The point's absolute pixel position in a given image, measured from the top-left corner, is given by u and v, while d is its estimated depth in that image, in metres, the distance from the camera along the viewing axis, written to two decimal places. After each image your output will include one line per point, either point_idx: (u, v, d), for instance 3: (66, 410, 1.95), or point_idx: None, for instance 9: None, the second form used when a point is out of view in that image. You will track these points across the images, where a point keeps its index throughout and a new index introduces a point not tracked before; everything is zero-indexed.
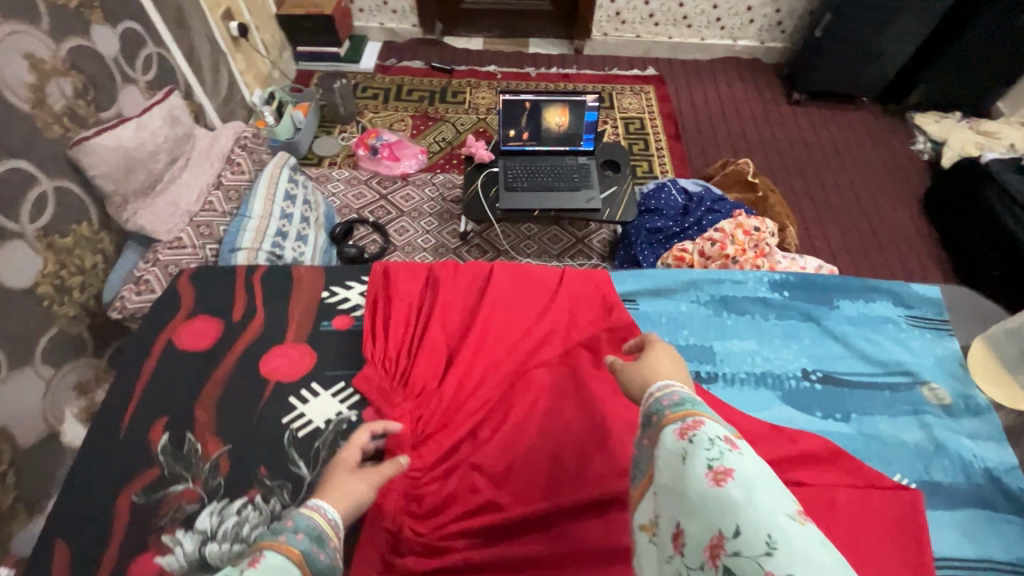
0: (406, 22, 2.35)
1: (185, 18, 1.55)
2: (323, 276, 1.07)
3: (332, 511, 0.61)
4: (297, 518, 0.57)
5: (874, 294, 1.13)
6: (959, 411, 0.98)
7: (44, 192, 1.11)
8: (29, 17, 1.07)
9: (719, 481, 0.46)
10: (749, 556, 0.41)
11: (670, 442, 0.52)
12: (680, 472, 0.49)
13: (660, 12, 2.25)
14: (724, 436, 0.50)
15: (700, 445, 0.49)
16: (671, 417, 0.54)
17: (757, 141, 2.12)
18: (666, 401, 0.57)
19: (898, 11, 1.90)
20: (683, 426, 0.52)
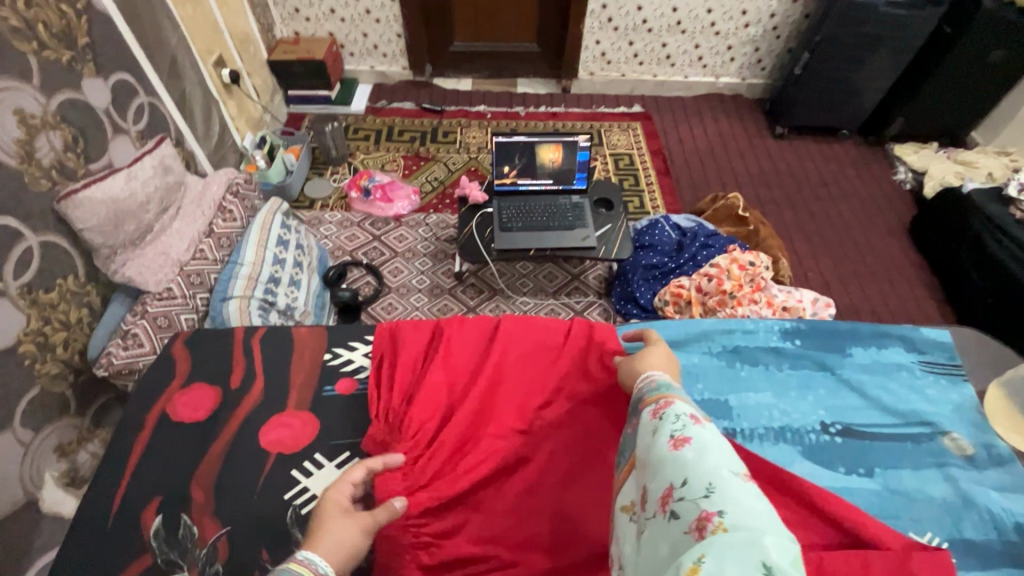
0: (396, 64, 2.39)
1: (178, 66, 1.55)
2: (325, 338, 1.05)
3: (316, 558, 0.61)
4: (278, 573, 0.58)
5: (886, 340, 1.13)
6: (983, 462, 0.97)
7: (29, 248, 1.08)
8: (19, 73, 1.06)
9: (679, 445, 0.58)
10: (691, 498, 0.53)
11: (648, 421, 0.65)
12: (652, 443, 0.62)
13: (644, 51, 2.31)
14: (689, 414, 0.63)
15: (669, 423, 0.62)
16: (648, 402, 0.68)
17: (745, 174, 2.16)
18: (648, 390, 0.72)
19: (873, 49, 1.97)
20: (658, 407, 0.66)
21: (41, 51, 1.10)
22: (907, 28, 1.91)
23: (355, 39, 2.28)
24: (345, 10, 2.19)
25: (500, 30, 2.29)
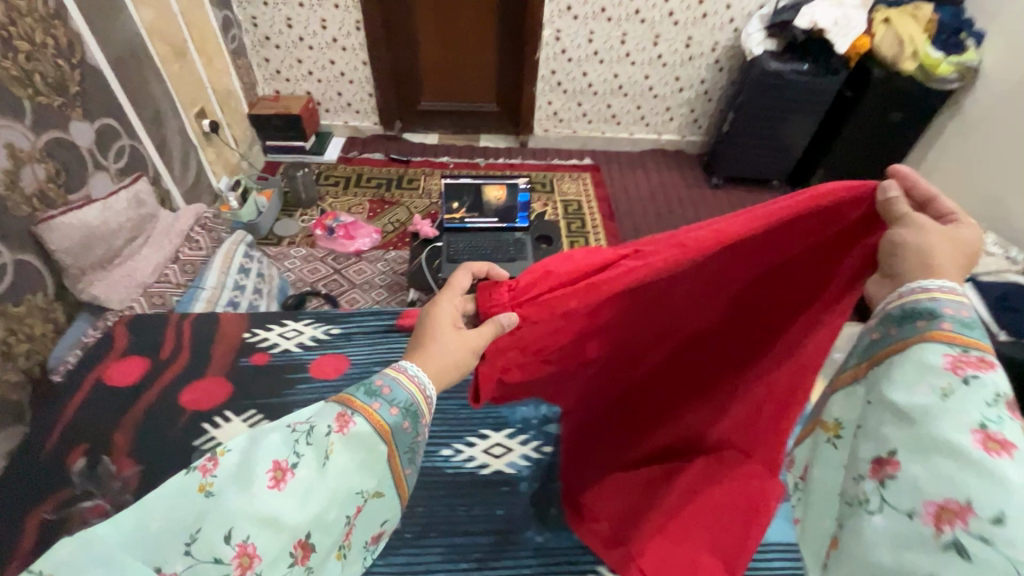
0: (368, 120, 2.62)
1: (161, 116, 1.74)
2: (246, 321, 1.19)
3: (417, 371, 0.67)
4: (393, 387, 0.63)
5: None
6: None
7: (3, 264, 1.20)
8: (14, 114, 1.22)
9: (991, 449, 0.40)
10: (989, 538, 0.37)
11: (933, 365, 0.45)
12: (928, 401, 0.44)
13: (592, 111, 2.58)
14: (1008, 397, 0.43)
15: (973, 394, 0.42)
16: (939, 337, 0.46)
17: (683, 219, 2.36)
18: (946, 311, 0.48)
19: (788, 112, 2.23)
20: (959, 358, 0.45)
21: (36, 97, 1.27)
22: (816, 92, 2.15)
23: (331, 97, 2.53)
24: (321, 72, 2.44)
25: (462, 91, 2.55)
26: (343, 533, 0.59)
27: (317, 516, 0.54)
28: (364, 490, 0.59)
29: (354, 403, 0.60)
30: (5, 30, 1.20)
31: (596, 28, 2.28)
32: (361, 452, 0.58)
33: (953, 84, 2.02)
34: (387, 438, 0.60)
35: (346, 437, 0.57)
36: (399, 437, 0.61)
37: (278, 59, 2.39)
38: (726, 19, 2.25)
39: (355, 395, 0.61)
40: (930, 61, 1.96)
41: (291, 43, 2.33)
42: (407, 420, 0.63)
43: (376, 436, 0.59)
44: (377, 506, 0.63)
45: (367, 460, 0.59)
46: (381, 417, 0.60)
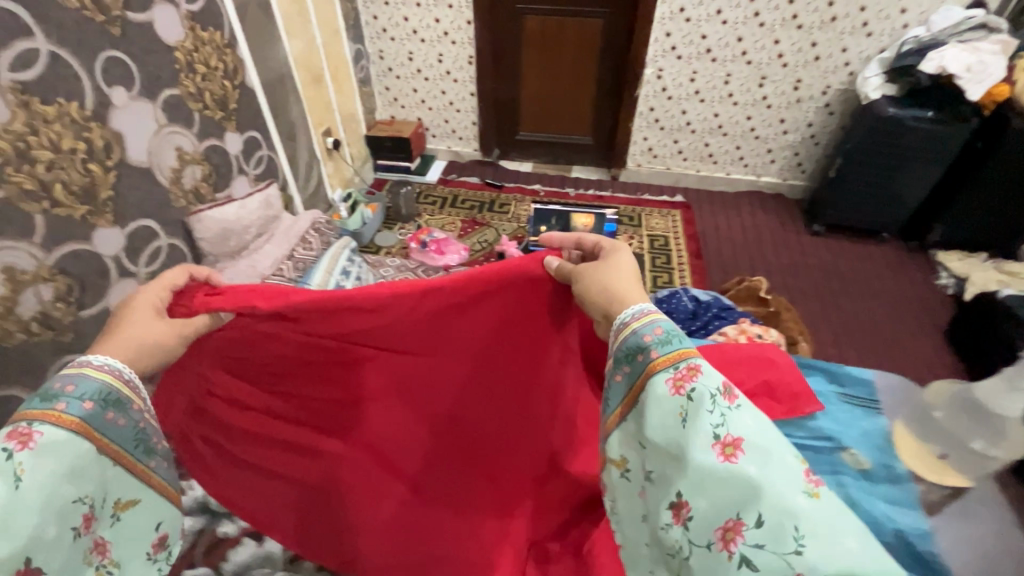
0: (469, 146, 2.80)
1: (295, 132, 1.99)
2: None
3: (107, 358, 0.63)
4: (79, 381, 0.59)
5: None
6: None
7: (159, 246, 1.42)
8: (186, 123, 1.46)
9: (730, 456, 0.48)
10: (774, 545, 0.44)
11: (665, 396, 0.54)
12: (678, 431, 0.52)
13: (688, 149, 2.56)
14: (722, 386, 0.52)
15: (704, 403, 0.51)
16: (662, 363, 0.55)
17: (777, 264, 2.25)
18: (651, 337, 0.58)
19: (908, 160, 2.08)
20: (678, 377, 0.54)
21: (204, 110, 1.52)
22: (939, 141, 1.99)
23: (438, 124, 2.73)
24: (433, 101, 2.66)
25: (561, 124, 2.65)
26: (95, 552, 0.58)
27: (32, 540, 0.51)
28: (86, 497, 0.57)
29: (29, 412, 0.55)
30: (191, 55, 1.45)
31: (699, 68, 2.29)
32: (64, 456, 0.55)
33: None
34: (99, 434, 0.59)
35: (34, 451, 0.53)
36: (96, 424, 0.58)
37: (397, 88, 2.64)
38: (841, 62, 2.16)
39: (27, 407, 0.56)
40: None
41: (409, 74, 2.57)
42: (111, 409, 0.60)
43: (71, 437, 0.56)
44: (139, 506, 0.64)
45: (82, 464, 0.56)
46: (65, 415, 0.56)
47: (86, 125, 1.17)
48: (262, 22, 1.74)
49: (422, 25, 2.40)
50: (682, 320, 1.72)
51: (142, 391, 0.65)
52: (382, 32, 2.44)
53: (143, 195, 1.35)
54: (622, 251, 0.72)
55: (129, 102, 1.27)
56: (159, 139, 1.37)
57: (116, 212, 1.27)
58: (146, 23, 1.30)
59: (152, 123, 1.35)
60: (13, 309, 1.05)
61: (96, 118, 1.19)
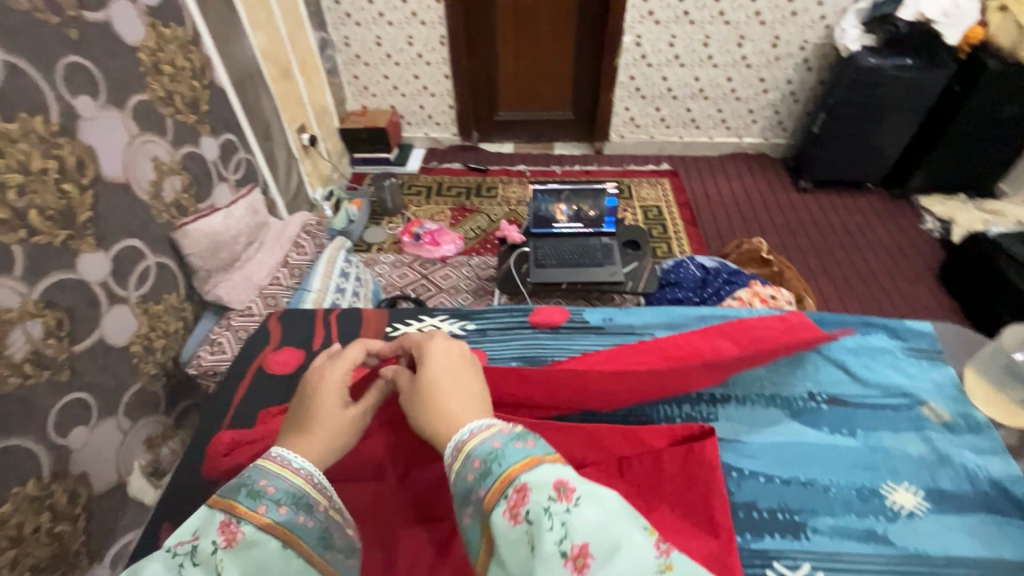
0: (447, 131, 2.71)
1: (270, 131, 1.88)
2: (387, 316, 1.13)
3: (301, 459, 0.60)
4: (273, 480, 0.57)
5: (869, 328, 1.06)
6: (960, 428, 0.89)
7: (147, 266, 1.30)
8: (159, 131, 1.34)
9: (580, 565, 0.42)
10: None
11: (506, 530, 0.46)
12: (526, 559, 0.44)
13: (670, 116, 2.55)
14: (554, 487, 0.47)
15: (541, 522, 0.44)
16: (493, 495, 0.48)
17: (769, 224, 2.27)
18: (474, 470, 0.51)
19: (890, 109, 2.10)
20: (511, 505, 0.47)
21: (176, 115, 1.40)
22: (918, 87, 2.03)
23: (413, 111, 2.63)
24: (405, 87, 2.55)
25: (540, 101, 2.59)
26: None
27: None
28: None
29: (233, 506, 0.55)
30: (156, 56, 1.33)
31: (677, 32, 2.26)
32: (252, 559, 0.53)
33: None
34: (287, 537, 0.55)
35: (235, 548, 0.53)
36: (299, 532, 0.56)
37: (366, 76, 2.52)
38: (817, 16, 2.16)
39: (235, 498, 0.56)
40: None
41: (379, 60, 2.46)
42: (301, 511, 0.57)
43: (269, 541, 0.54)
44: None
45: (265, 566, 0.53)
46: (266, 517, 0.55)
47: (55, 142, 1.05)
48: (224, 15, 1.61)
49: (388, 7, 2.28)
50: (692, 288, 1.70)
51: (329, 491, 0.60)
52: (347, 18, 2.32)
53: (124, 213, 1.24)
54: (431, 356, 0.64)
55: (97, 113, 1.16)
56: (134, 151, 1.26)
57: (98, 234, 1.16)
58: (104, 23, 1.18)
59: (124, 134, 1.23)
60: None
61: (65, 133, 1.08)
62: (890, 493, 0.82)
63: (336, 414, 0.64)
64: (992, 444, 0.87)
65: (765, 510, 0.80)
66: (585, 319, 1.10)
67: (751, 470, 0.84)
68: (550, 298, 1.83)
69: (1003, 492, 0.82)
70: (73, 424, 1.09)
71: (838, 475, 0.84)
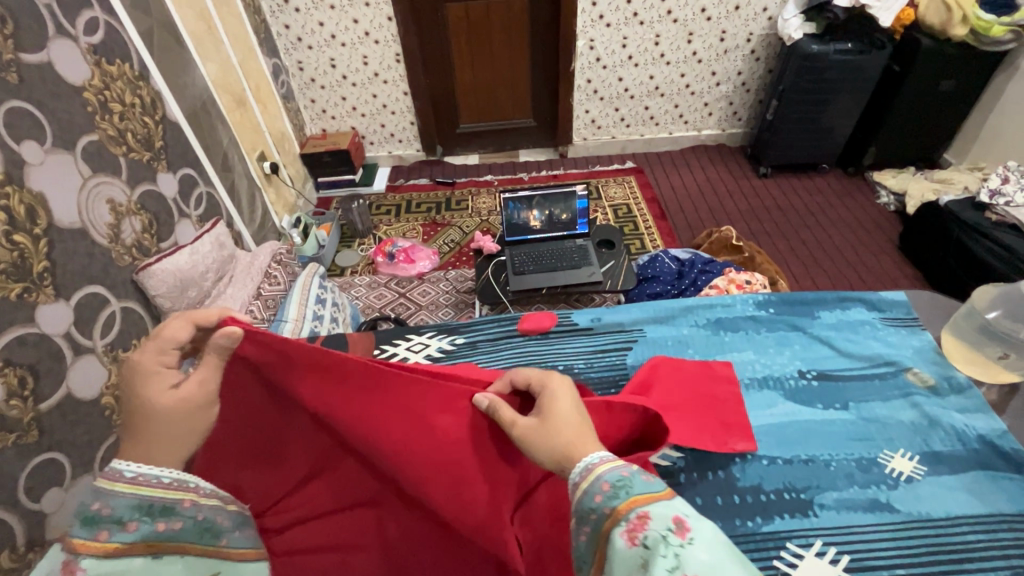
0: (410, 147, 2.70)
1: (229, 162, 1.83)
2: (373, 338, 1.10)
3: (137, 466, 0.56)
4: (112, 499, 0.54)
5: (847, 303, 1.10)
6: (944, 390, 0.92)
7: (112, 313, 1.25)
8: (114, 171, 1.30)
9: None
10: None
11: (622, 553, 0.46)
12: None
13: (629, 115, 2.59)
14: (675, 522, 0.45)
15: (656, 548, 0.44)
16: (614, 514, 0.48)
17: (735, 211, 2.33)
18: (598, 493, 0.50)
19: (837, 91, 2.19)
20: (629, 529, 0.46)
21: (129, 153, 1.35)
22: (862, 70, 2.11)
23: (374, 130, 2.61)
24: (364, 106, 2.53)
25: (501, 111, 2.61)
26: None
27: None
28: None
29: (86, 539, 0.53)
30: (103, 94, 1.28)
31: (628, 33, 2.30)
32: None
33: (1007, 45, 1.99)
34: (153, 544, 0.57)
35: None
36: (161, 539, 0.57)
37: (324, 99, 2.49)
38: (760, 9, 2.24)
39: (71, 535, 0.53)
40: (981, 23, 1.94)
41: (335, 82, 2.43)
42: (159, 518, 0.57)
43: (124, 560, 0.55)
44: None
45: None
46: (110, 543, 0.54)
47: (2, 191, 1.00)
48: (171, 48, 1.57)
49: (339, 28, 2.26)
50: (670, 282, 1.72)
51: (190, 483, 0.60)
52: (298, 42, 2.29)
53: (83, 259, 1.18)
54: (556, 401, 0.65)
55: (45, 158, 1.10)
56: (87, 194, 1.21)
57: (56, 284, 1.11)
58: (44, 63, 1.13)
59: (76, 177, 1.18)
60: None
61: (11, 181, 1.02)
62: (888, 462, 0.84)
63: (172, 403, 0.60)
64: (976, 402, 0.90)
65: (772, 492, 0.81)
66: (574, 321, 1.10)
67: (754, 453, 0.85)
68: (532, 304, 1.83)
69: (991, 447, 0.85)
70: (46, 486, 1.03)
71: (836, 448, 0.86)
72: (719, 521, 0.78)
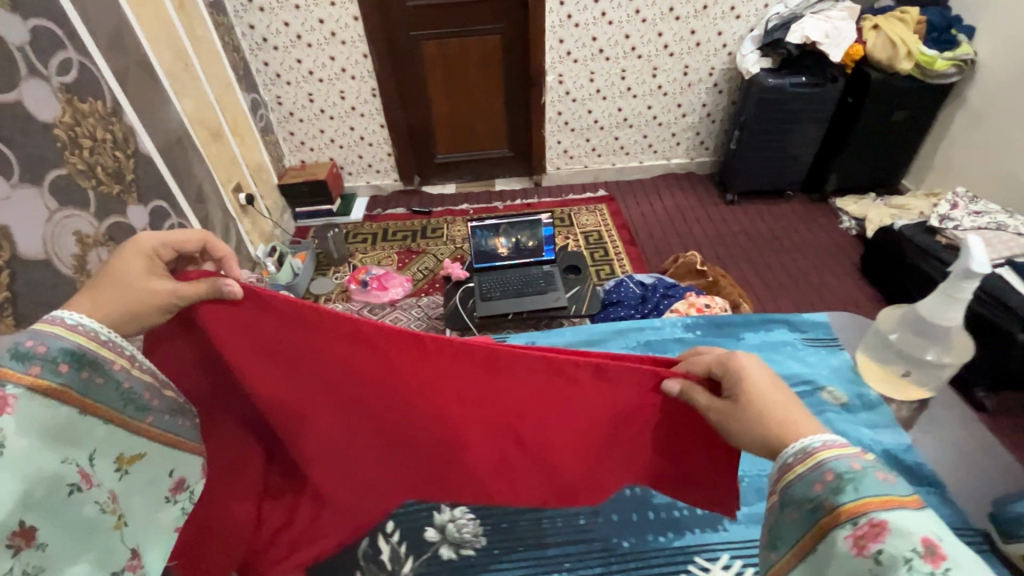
0: (388, 178, 2.76)
1: (204, 194, 1.87)
2: None
3: (78, 318, 0.64)
4: (48, 340, 0.61)
5: (771, 325, 1.15)
6: (856, 407, 0.97)
7: None
8: (81, 205, 1.33)
9: None
10: None
11: (848, 553, 0.49)
12: None
13: (600, 145, 2.68)
14: (920, 545, 0.45)
15: (893, 564, 0.46)
16: (837, 518, 0.51)
17: (703, 237, 2.39)
18: (822, 486, 0.54)
19: (796, 122, 2.29)
20: (859, 535, 0.49)
21: (98, 187, 1.39)
22: (817, 102, 2.21)
23: (353, 161, 2.68)
24: (342, 139, 2.60)
25: (477, 142, 2.69)
26: (111, 503, 0.64)
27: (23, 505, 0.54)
28: (72, 458, 0.60)
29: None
30: (74, 131, 1.33)
31: (595, 68, 2.41)
32: (48, 418, 0.58)
33: (952, 78, 2.10)
34: (77, 394, 0.62)
35: (15, 415, 0.55)
36: (80, 388, 0.62)
37: (302, 131, 2.56)
38: (719, 45, 2.35)
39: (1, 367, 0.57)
40: (925, 58, 2.05)
41: (313, 115, 2.51)
42: (86, 371, 0.63)
43: (42, 397, 0.58)
44: (146, 462, 0.69)
45: (66, 424, 0.60)
46: (39, 378, 0.59)
47: None
48: (146, 85, 1.63)
49: (317, 65, 2.34)
50: (633, 307, 1.75)
51: (125, 349, 0.68)
52: (277, 78, 2.37)
53: (47, 290, 1.21)
54: (745, 376, 0.67)
55: (11, 192, 1.14)
56: (53, 227, 1.24)
57: (17, 313, 1.12)
58: (16, 102, 1.18)
59: (42, 210, 1.22)
60: None
61: None
62: None
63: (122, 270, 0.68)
64: (886, 419, 0.95)
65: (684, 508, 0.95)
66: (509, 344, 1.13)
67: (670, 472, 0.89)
68: (500, 330, 1.86)
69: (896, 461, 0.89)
70: None
71: None
72: (632, 536, 0.92)
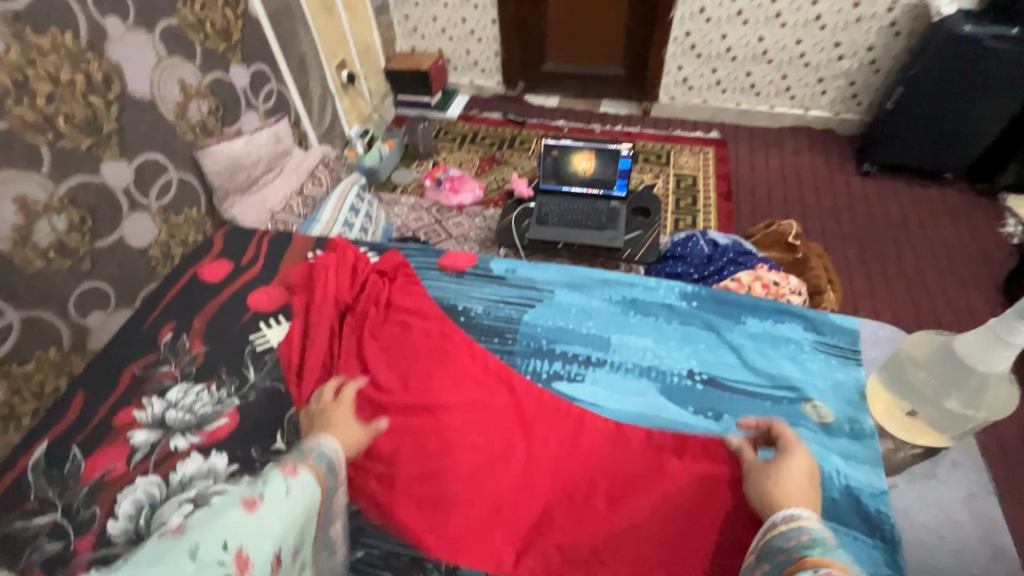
0: (492, 79, 2.68)
1: (306, 65, 1.96)
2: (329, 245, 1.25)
3: None
4: None
5: (786, 316, 1.13)
6: (838, 431, 0.95)
7: (169, 180, 1.41)
8: (187, 55, 1.44)
9: None
10: None
11: None
12: None
13: (727, 79, 2.34)
14: None
15: None
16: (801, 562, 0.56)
17: (813, 207, 2.07)
18: (795, 540, 0.61)
19: (987, 89, 1.81)
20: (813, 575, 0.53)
21: (205, 42, 1.50)
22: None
23: (460, 56, 2.62)
24: (453, 30, 2.53)
25: (592, 54, 2.47)
26: None
27: None
28: None
29: None
30: None
31: None
32: None
33: None
34: None
35: None
36: None
37: (416, 17, 2.53)
38: None
39: None
40: None
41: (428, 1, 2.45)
42: None
43: None
44: None
45: None
46: None
47: (83, 57, 1.17)
48: None
49: None
50: (695, 265, 1.55)
51: None
52: None
53: (149, 129, 1.35)
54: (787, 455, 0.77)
55: (124, 33, 1.26)
56: (160, 72, 1.36)
57: (122, 145, 1.28)
58: None
59: (151, 56, 1.34)
60: (28, 238, 1.09)
61: (92, 50, 1.19)
62: None
63: None
64: (870, 454, 0.93)
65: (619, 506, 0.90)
66: (490, 268, 1.25)
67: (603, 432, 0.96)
68: (550, 257, 1.83)
69: (855, 501, 0.88)
70: (92, 307, 1.24)
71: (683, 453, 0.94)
72: None
